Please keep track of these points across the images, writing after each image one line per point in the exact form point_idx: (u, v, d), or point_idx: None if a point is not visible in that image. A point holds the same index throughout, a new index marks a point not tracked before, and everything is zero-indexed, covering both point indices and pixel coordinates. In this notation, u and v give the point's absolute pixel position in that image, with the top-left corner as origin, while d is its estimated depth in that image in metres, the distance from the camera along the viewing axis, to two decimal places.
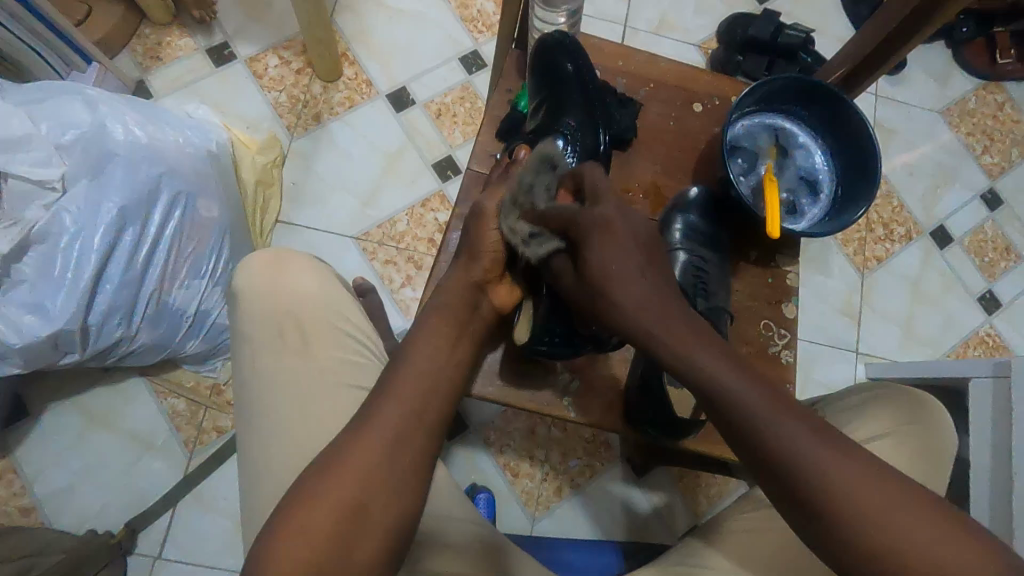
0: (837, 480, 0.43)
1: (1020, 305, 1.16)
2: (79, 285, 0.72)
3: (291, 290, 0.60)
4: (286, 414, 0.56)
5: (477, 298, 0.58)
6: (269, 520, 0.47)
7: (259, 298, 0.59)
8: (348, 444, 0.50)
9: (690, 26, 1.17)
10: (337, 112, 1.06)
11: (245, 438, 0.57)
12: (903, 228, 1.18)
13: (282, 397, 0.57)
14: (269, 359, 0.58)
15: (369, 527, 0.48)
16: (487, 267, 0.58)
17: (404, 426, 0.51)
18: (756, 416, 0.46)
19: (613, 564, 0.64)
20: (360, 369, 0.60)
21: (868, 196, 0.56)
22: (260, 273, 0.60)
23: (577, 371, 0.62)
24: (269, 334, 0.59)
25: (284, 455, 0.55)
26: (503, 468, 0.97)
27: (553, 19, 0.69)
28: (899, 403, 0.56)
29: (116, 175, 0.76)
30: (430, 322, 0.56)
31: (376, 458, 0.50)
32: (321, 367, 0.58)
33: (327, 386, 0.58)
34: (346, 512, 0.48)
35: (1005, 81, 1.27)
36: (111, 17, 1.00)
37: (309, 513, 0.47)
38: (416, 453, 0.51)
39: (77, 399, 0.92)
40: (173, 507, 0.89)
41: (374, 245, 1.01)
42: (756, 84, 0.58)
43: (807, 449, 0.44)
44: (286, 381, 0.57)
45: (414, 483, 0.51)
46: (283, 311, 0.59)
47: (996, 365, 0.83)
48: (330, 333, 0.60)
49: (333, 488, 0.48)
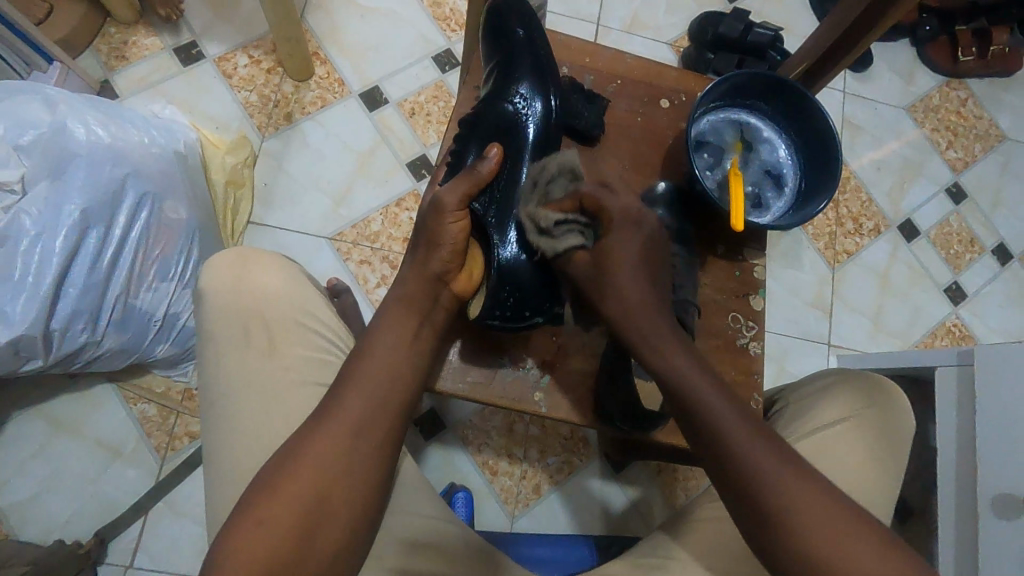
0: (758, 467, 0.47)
1: (985, 296, 1.19)
2: (41, 290, 0.70)
3: (256, 289, 0.59)
4: (252, 415, 0.55)
5: (438, 291, 0.56)
6: (231, 514, 0.47)
7: (223, 296, 0.58)
8: (313, 432, 0.50)
9: (661, 25, 1.19)
10: (309, 111, 1.05)
11: (213, 441, 0.56)
12: (871, 222, 1.20)
13: (249, 400, 0.56)
14: (235, 360, 0.57)
15: (332, 516, 0.48)
16: (448, 257, 0.55)
17: (366, 415, 0.51)
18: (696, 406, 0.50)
19: (586, 559, 0.65)
20: (327, 366, 0.59)
21: (830, 189, 0.57)
22: (223, 272, 0.59)
23: (547, 366, 0.62)
24: (233, 333, 0.58)
25: (253, 455, 0.54)
26: (482, 466, 0.96)
27: None
28: (861, 388, 0.57)
29: (78, 175, 0.74)
30: (390, 313, 0.56)
31: (338, 452, 0.49)
32: (287, 365, 0.58)
33: (294, 384, 0.57)
34: (310, 503, 0.48)
35: (966, 78, 1.31)
36: (73, 16, 0.98)
37: (273, 503, 0.47)
38: (379, 441, 0.51)
39: (42, 407, 0.89)
40: (144, 514, 0.87)
41: (348, 245, 1.00)
42: (719, 79, 0.59)
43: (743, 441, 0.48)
44: (251, 381, 0.57)
45: (378, 470, 0.51)
46: (248, 310, 0.58)
47: (960, 353, 0.85)
48: (296, 331, 0.59)
49: (296, 478, 0.48)
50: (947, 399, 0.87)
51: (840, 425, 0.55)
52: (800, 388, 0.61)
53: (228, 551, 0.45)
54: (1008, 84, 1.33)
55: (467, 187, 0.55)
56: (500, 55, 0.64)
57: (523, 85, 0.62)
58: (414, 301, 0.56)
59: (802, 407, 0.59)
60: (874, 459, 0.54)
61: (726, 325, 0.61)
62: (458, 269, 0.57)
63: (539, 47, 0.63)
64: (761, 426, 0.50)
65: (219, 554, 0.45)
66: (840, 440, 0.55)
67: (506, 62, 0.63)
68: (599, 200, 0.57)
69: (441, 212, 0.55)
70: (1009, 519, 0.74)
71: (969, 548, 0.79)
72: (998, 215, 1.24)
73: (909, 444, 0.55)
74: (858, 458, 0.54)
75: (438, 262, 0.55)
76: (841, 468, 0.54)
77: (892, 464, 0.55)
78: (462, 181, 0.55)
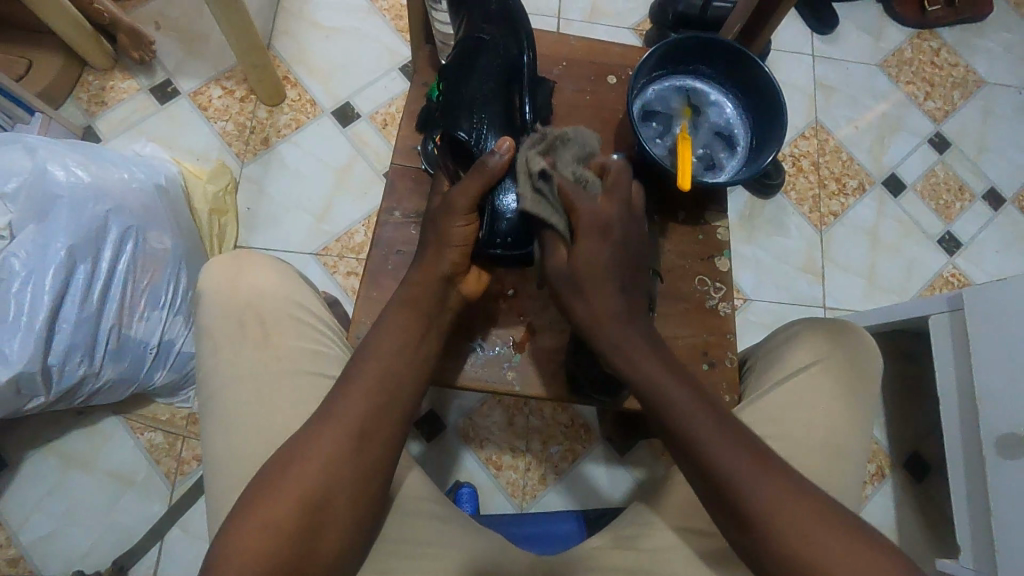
0: (772, 510, 0.45)
1: (979, 243, 1.17)
2: (35, 327, 0.74)
3: (251, 287, 0.56)
4: (248, 410, 0.52)
5: (446, 291, 0.56)
6: (231, 514, 0.46)
7: (220, 294, 0.56)
8: (314, 434, 0.48)
9: (621, 11, 1.20)
10: (284, 134, 1.07)
11: (210, 443, 0.53)
12: (855, 181, 1.19)
13: (243, 395, 0.53)
14: (229, 354, 0.54)
15: (334, 518, 0.47)
16: (457, 258, 0.56)
17: (369, 414, 0.50)
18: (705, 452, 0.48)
19: (573, 533, 0.66)
20: (322, 359, 0.56)
21: (778, 141, 0.58)
22: (217, 270, 0.57)
23: (517, 347, 0.62)
24: (228, 327, 0.55)
25: (250, 450, 0.51)
26: (486, 462, 0.97)
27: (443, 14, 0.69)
28: (823, 332, 0.56)
29: (61, 216, 0.77)
30: (391, 315, 0.54)
31: (341, 451, 0.48)
32: (281, 357, 0.54)
33: (286, 374, 0.54)
34: (306, 505, 0.46)
35: (937, 28, 1.30)
36: (52, 69, 1.02)
37: (271, 506, 0.46)
38: (383, 443, 0.50)
39: (54, 445, 0.92)
40: (160, 539, 0.89)
41: (334, 259, 1.02)
42: (656, 47, 0.60)
43: (749, 485, 0.46)
44: (246, 376, 0.53)
45: (381, 475, 0.49)
46: (243, 303, 0.56)
47: (950, 298, 0.84)
48: (291, 323, 0.56)
49: (294, 484, 0.46)
50: (944, 347, 0.86)
51: (808, 368, 0.54)
52: (767, 342, 0.61)
53: (233, 543, 0.45)
54: (980, 29, 1.31)
55: (479, 184, 0.54)
56: (479, 19, 0.63)
57: (488, 32, 0.62)
58: (418, 303, 0.55)
59: (772, 358, 0.58)
60: (844, 401, 0.53)
61: (693, 288, 0.61)
62: (465, 270, 0.57)
63: (513, 4, 0.63)
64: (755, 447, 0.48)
65: (220, 553, 0.45)
66: (808, 384, 0.54)
67: (491, 20, 0.63)
68: (573, 201, 0.53)
69: (450, 213, 0.55)
70: (1013, 458, 0.73)
71: (979, 492, 0.79)
72: (985, 160, 1.23)
73: (876, 381, 0.54)
74: (830, 400, 0.53)
75: (445, 262, 0.55)
76: (809, 412, 0.53)
77: (862, 403, 0.54)
78: (473, 180, 0.54)
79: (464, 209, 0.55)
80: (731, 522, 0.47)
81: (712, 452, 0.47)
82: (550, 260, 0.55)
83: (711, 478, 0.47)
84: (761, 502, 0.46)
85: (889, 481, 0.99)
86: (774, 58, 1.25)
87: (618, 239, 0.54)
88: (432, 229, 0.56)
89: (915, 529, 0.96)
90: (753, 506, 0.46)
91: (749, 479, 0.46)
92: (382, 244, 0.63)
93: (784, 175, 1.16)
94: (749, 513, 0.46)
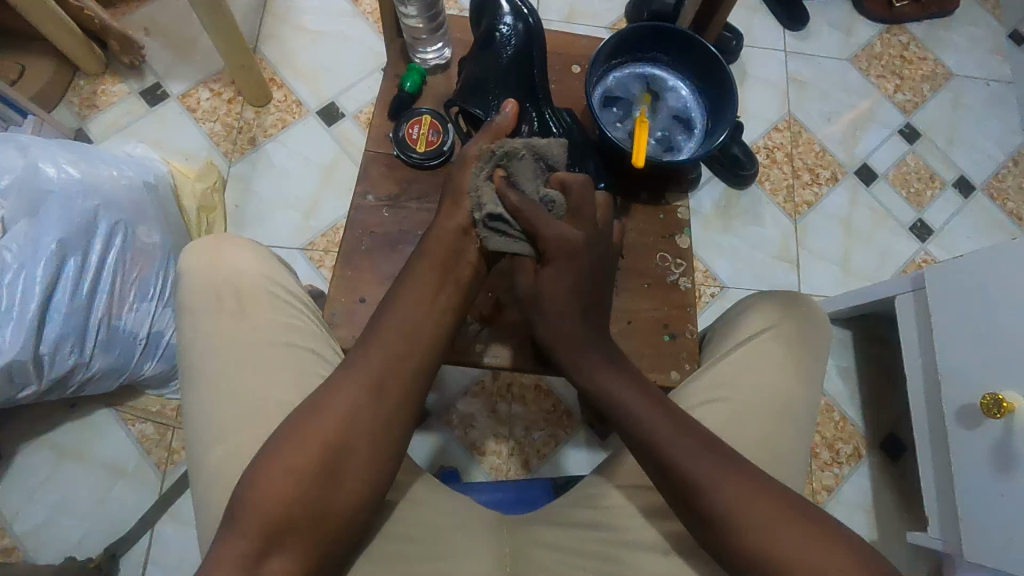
0: (727, 498, 0.46)
1: (951, 229, 1.20)
2: (27, 316, 0.76)
3: (227, 265, 0.59)
4: (226, 376, 0.55)
5: (464, 244, 0.60)
6: (256, 456, 0.48)
7: (198, 272, 0.59)
8: (334, 388, 0.51)
9: (597, 10, 1.23)
10: (271, 133, 1.11)
11: (189, 411, 0.55)
12: (828, 172, 1.23)
13: (220, 365, 0.55)
14: (208, 326, 0.56)
15: (352, 468, 0.49)
16: (473, 210, 0.60)
17: (385, 368, 0.52)
18: (652, 437, 0.50)
19: (541, 497, 0.71)
20: (299, 331, 0.58)
21: (728, 121, 0.66)
22: (197, 251, 0.60)
23: (486, 321, 0.67)
24: (206, 302, 0.57)
25: (229, 414, 0.53)
26: (469, 447, 0.99)
27: (407, 11, 0.69)
28: (778, 301, 0.59)
29: (52, 211, 0.80)
30: (416, 270, 0.57)
31: (359, 400, 0.50)
32: (258, 328, 0.57)
33: (262, 344, 0.56)
34: (328, 451, 0.48)
35: (905, 24, 1.35)
36: (44, 74, 1.06)
37: (293, 453, 0.47)
38: (400, 394, 0.52)
39: (46, 437, 0.95)
40: (151, 526, 0.91)
41: (320, 253, 1.05)
42: (615, 37, 0.67)
43: (693, 465, 0.48)
44: (225, 346, 0.56)
45: (396, 429, 0.51)
46: (220, 280, 0.58)
47: (913, 279, 0.87)
48: (268, 298, 0.59)
49: (319, 430, 0.49)
50: (908, 325, 0.88)
51: (761, 334, 0.57)
52: (726, 315, 0.64)
53: (256, 488, 0.46)
54: (947, 24, 1.36)
55: (492, 139, 0.62)
56: (518, 24, 0.68)
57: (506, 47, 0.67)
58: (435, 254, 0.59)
59: (730, 326, 0.61)
60: (795, 365, 0.56)
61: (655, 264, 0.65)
62: (479, 226, 0.61)
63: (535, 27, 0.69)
64: (700, 435, 0.50)
65: (244, 498, 0.46)
66: (762, 347, 0.57)
67: (529, 31, 0.68)
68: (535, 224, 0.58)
69: (465, 165, 0.61)
70: (974, 427, 0.75)
71: (945, 463, 0.81)
72: (955, 150, 1.26)
73: (825, 344, 0.58)
74: (784, 363, 0.56)
75: (462, 213, 0.60)
76: (761, 374, 0.56)
77: (812, 366, 0.57)
78: (485, 137, 0.62)
79: (476, 160, 0.61)
80: (679, 501, 0.49)
81: (651, 432, 0.50)
82: (518, 279, 0.61)
83: (653, 457, 0.50)
84: (694, 479, 0.48)
85: (865, 461, 1.01)
86: (747, 54, 1.28)
87: (583, 266, 0.58)
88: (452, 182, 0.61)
89: (891, 507, 0.98)
90: (704, 498, 0.47)
91: (696, 464, 0.48)
92: (357, 227, 0.66)
93: (758, 166, 1.19)
94: (693, 491, 0.48)
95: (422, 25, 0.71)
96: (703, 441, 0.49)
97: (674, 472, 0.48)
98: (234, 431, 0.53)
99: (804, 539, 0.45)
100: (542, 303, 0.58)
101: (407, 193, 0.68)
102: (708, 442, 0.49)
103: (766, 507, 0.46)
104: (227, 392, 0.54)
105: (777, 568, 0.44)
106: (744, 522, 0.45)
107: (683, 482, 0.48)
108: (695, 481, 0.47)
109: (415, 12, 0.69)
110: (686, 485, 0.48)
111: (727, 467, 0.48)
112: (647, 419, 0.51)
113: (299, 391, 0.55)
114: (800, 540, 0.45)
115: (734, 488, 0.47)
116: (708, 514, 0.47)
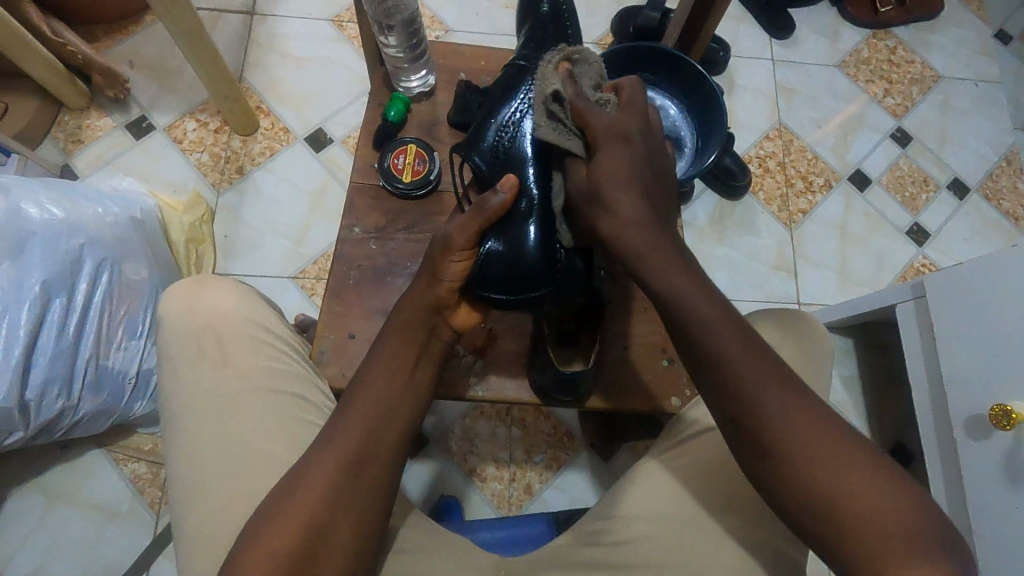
0: (787, 422, 0.43)
1: (948, 232, 1.19)
2: (11, 362, 0.74)
3: (209, 310, 0.58)
4: (209, 429, 0.53)
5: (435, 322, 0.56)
6: (235, 548, 0.46)
7: (181, 317, 0.57)
8: (309, 467, 0.48)
9: (584, 25, 1.23)
10: (259, 162, 1.10)
11: (173, 467, 0.53)
12: (821, 178, 1.22)
13: (203, 417, 0.53)
14: (189, 376, 0.55)
15: (332, 545, 0.46)
16: (446, 292, 0.56)
17: (364, 441, 0.50)
18: (714, 346, 0.45)
19: (545, 531, 0.69)
20: (284, 376, 0.57)
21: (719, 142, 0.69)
22: (178, 296, 0.58)
23: (480, 352, 0.66)
24: (188, 349, 0.56)
25: (215, 466, 0.52)
26: (469, 474, 0.97)
27: (385, 41, 0.71)
28: (778, 323, 0.58)
29: (36, 252, 0.78)
30: (387, 343, 0.55)
31: (336, 476, 0.48)
32: (241, 375, 0.55)
33: (246, 393, 0.55)
34: (308, 535, 0.46)
35: (892, 28, 1.34)
36: (28, 111, 1.05)
37: (270, 539, 0.45)
38: (380, 464, 0.50)
39: (37, 481, 0.92)
40: (146, 569, 0.89)
41: (312, 281, 1.04)
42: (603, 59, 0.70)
43: (756, 377, 0.44)
44: (208, 397, 0.54)
45: (378, 497, 0.49)
46: (201, 326, 0.57)
47: (914, 287, 0.86)
48: (249, 343, 0.57)
49: (297, 508, 0.46)
50: (910, 334, 0.87)
51: None
52: None
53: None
54: (933, 27, 1.36)
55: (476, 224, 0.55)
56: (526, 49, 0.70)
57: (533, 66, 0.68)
58: (409, 332, 0.55)
59: None
60: (798, 385, 0.55)
61: None
62: (455, 303, 0.58)
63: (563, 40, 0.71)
64: (762, 347, 0.45)
65: None
66: None
67: (535, 51, 0.70)
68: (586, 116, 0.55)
69: (446, 250, 0.55)
70: (984, 438, 0.74)
71: (955, 475, 0.80)
72: (947, 152, 1.25)
73: (828, 360, 0.57)
74: None
75: (436, 292, 0.56)
76: None
77: (818, 387, 0.56)
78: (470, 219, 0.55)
79: (460, 245, 0.55)
80: (730, 420, 0.45)
81: (722, 346, 0.45)
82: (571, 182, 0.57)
83: (711, 368, 0.45)
84: (755, 387, 0.44)
85: None
86: (734, 64, 1.28)
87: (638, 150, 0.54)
88: (427, 261, 0.56)
89: None
90: (761, 414, 0.43)
91: (758, 377, 0.44)
92: (346, 260, 0.66)
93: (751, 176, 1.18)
94: (749, 404, 0.44)
95: (401, 53, 0.72)
96: (770, 357, 0.45)
97: (727, 375, 0.45)
98: (219, 487, 0.51)
99: (874, 482, 0.41)
100: (599, 191, 0.53)
101: (394, 224, 0.68)
102: (770, 353, 0.45)
103: (831, 444, 0.42)
104: (211, 447, 0.53)
105: (834, 515, 0.40)
106: (799, 454, 0.42)
107: (738, 392, 0.44)
108: (755, 394, 0.44)
109: (391, 40, 0.71)
110: (743, 395, 0.44)
111: (793, 387, 0.44)
112: (704, 328, 0.46)
113: (287, 442, 0.53)
114: (869, 483, 0.40)
115: (772, 393, 0.43)
116: (767, 438, 0.43)
